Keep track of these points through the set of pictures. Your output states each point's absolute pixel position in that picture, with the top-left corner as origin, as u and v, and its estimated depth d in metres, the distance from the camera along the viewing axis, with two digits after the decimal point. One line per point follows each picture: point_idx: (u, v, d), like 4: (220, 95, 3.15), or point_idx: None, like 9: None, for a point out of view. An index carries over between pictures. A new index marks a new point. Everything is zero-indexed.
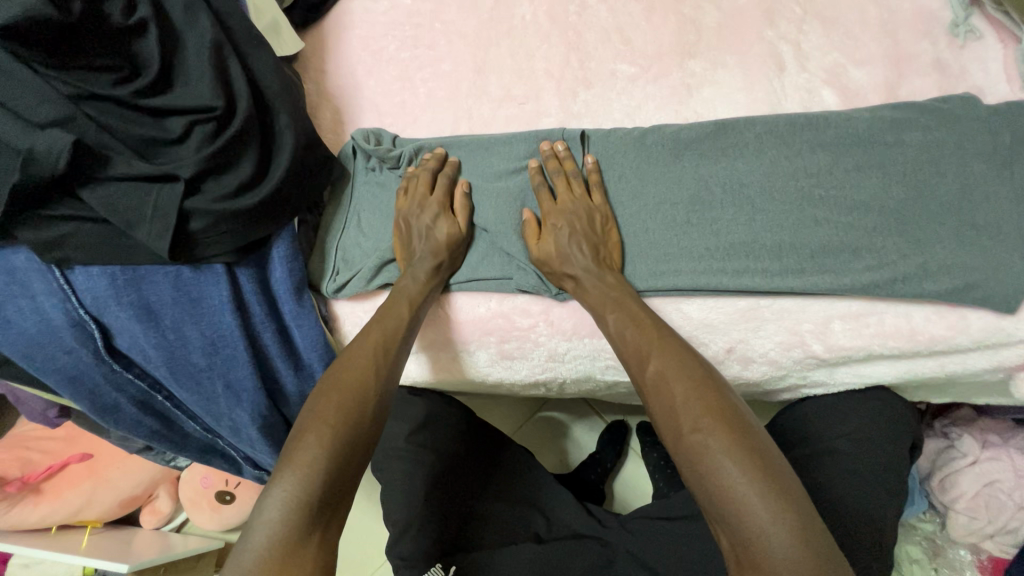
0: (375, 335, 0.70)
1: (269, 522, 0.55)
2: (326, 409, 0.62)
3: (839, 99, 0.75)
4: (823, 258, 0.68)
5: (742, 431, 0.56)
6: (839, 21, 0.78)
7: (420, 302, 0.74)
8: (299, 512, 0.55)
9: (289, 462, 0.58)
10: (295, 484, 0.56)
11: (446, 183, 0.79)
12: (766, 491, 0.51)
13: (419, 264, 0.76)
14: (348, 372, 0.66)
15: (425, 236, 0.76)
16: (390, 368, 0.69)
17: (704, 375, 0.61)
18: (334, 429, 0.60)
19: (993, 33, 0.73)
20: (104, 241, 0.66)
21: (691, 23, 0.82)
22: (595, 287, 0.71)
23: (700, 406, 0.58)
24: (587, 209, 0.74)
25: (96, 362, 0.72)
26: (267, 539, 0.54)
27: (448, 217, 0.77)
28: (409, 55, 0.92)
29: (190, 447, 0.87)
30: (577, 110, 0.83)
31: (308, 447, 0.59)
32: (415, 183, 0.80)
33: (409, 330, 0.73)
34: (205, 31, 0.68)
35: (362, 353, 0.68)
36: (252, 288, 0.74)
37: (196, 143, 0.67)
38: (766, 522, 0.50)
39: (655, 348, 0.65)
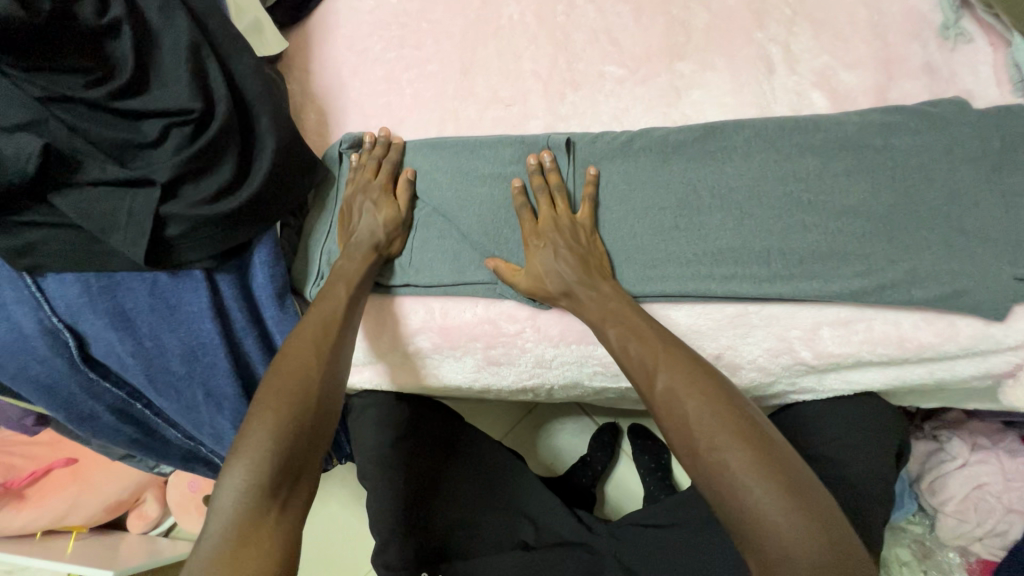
0: (314, 318, 0.69)
1: (221, 512, 0.53)
2: (268, 394, 0.61)
3: (829, 102, 0.74)
4: (811, 264, 0.67)
5: (760, 444, 0.54)
6: (829, 23, 0.77)
7: (359, 282, 0.73)
8: (251, 496, 0.53)
9: (236, 452, 0.56)
10: (242, 469, 0.55)
11: (390, 168, 0.81)
12: (790, 506, 0.50)
13: (357, 246, 0.76)
14: (293, 354, 0.65)
15: (365, 217, 0.78)
16: (334, 346, 0.67)
17: (718, 388, 0.58)
18: (278, 410, 0.59)
19: (983, 36, 0.72)
20: (77, 248, 0.65)
21: (680, 24, 0.81)
22: (593, 298, 0.68)
23: (720, 424, 0.55)
24: (574, 224, 0.73)
25: (71, 371, 0.70)
26: (221, 530, 0.52)
27: (388, 201, 0.79)
28: (395, 56, 0.91)
29: (172, 455, 0.85)
30: (564, 112, 0.81)
31: (255, 432, 0.57)
32: (360, 171, 0.81)
33: (349, 309, 0.71)
34: (181, 32, 0.66)
35: (301, 337, 0.67)
36: (233, 294, 0.73)
37: (172, 147, 0.66)
38: (797, 540, 0.48)
39: (664, 362, 0.61)
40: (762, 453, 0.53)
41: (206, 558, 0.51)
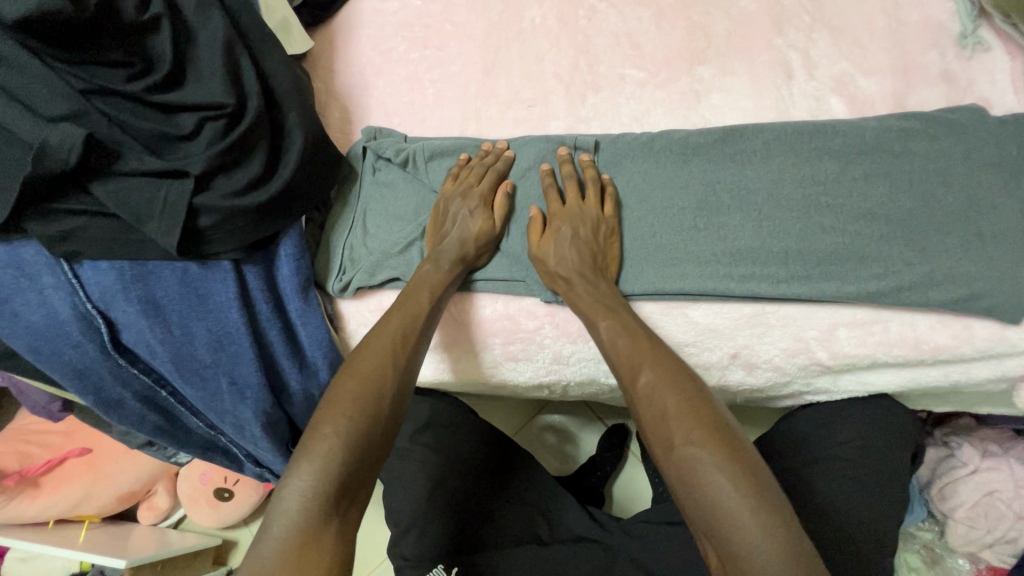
0: (393, 324, 0.69)
1: (287, 511, 0.55)
2: (342, 398, 0.62)
3: (846, 107, 0.75)
4: (829, 265, 0.68)
5: (732, 443, 0.55)
6: (848, 30, 0.78)
7: (443, 289, 0.74)
8: (317, 504, 0.56)
9: (304, 452, 0.58)
10: (310, 476, 0.57)
11: (494, 177, 0.79)
12: (756, 507, 0.51)
13: (443, 255, 0.75)
14: (366, 362, 0.66)
15: (458, 224, 0.77)
16: (408, 360, 0.68)
17: (748, 461, 0.54)
18: (350, 422, 0.60)
19: (1000, 45, 0.73)
20: (113, 236, 0.66)
21: (701, 30, 0.82)
22: (619, 344, 0.66)
23: (749, 511, 0.51)
24: (594, 215, 0.74)
25: (101, 357, 0.72)
26: (286, 532, 0.54)
27: (485, 212, 0.77)
28: (419, 56, 0.92)
29: (193, 443, 0.87)
30: (585, 113, 0.83)
31: (324, 436, 0.59)
32: (466, 174, 0.80)
33: (428, 320, 0.72)
34: (217, 29, 0.69)
35: (378, 344, 0.67)
36: (259, 285, 0.75)
37: (207, 140, 0.67)
38: (760, 541, 0.50)
39: (699, 430, 0.56)
40: (788, 544, 0.50)
41: (271, 556, 0.53)
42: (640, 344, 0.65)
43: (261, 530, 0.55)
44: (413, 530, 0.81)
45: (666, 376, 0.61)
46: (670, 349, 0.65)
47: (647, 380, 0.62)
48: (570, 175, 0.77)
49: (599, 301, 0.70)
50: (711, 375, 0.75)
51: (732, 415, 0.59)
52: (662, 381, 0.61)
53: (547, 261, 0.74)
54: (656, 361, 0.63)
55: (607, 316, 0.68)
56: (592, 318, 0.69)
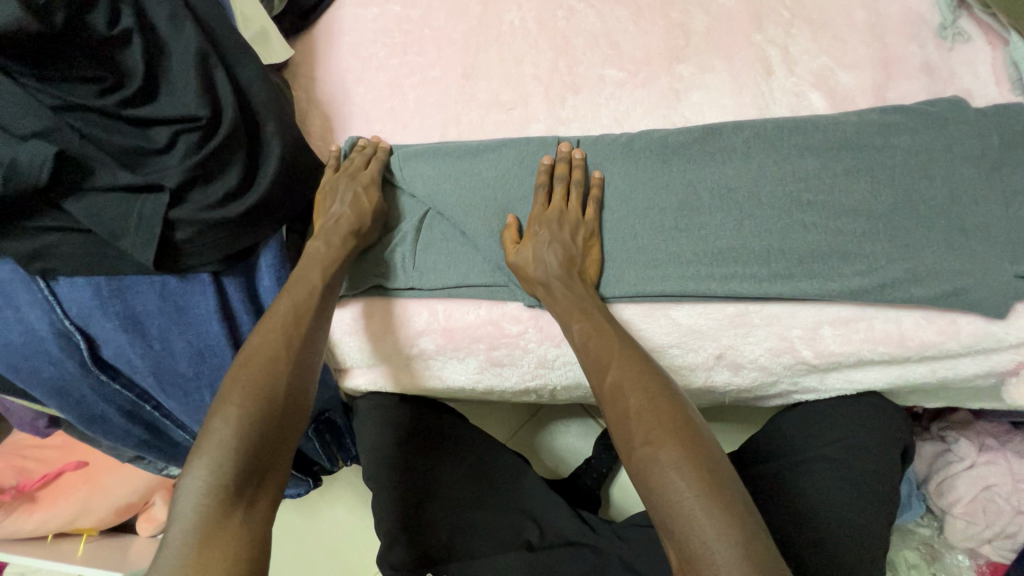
0: (279, 309, 0.68)
1: (185, 514, 0.52)
2: (231, 386, 0.60)
3: (827, 102, 0.74)
4: (812, 263, 0.67)
5: (690, 441, 0.55)
6: (827, 24, 0.77)
7: (332, 270, 0.74)
8: (215, 500, 0.53)
9: (197, 450, 0.56)
10: (207, 471, 0.54)
11: (377, 164, 0.82)
12: (711, 505, 0.51)
13: (335, 229, 0.76)
14: (260, 348, 0.64)
15: (346, 201, 0.78)
16: (302, 335, 0.67)
17: (705, 459, 0.54)
18: (243, 408, 0.58)
19: (981, 36, 0.73)
20: (89, 252, 0.66)
21: (679, 28, 0.82)
22: (585, 343, 0.66)
23: (702, 509, 0.50)
24: (575, 220, 0.73)
25: (83, 373, 0.71)
26: (188, 530, 0.51)
27: (371, 194, 0.80)
28: (398, 62, 0.92)
29: (181, 456, 0.87)
30: (565, 115, 0.82)
31: (218, 429, 0.56)
32: (348, 159, 0.83)
33: (323, 301, 0.71)
34: (189, 40, 0.68)
35: (269, 327, 0.66)
36: (240, 296, 0.75)
37: (181, 153, 0.67)
38: (713, 539, 0.49)
39: (658, 430, 0.56)
40: (741, 539, 0.49)
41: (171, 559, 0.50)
42: (609, 344, 0.65)
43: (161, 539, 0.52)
44: (400, 538, 0.80)
45: (632, 375, 0.61)
46: (635, 347, 0.65)
47: (615, 379, 0.62)
48: (551, 181, 0.76)
49: (573, 301, 0.69)
50: (696, 376, 0.74)
51: (695, 413, 0.59)
52: (625, 380, 0.61)
53: (525, 266, 0.72)
54: (620, 360, 0.63)
55: (579, 317, 0.68)
56: (567, 319, 0.68)
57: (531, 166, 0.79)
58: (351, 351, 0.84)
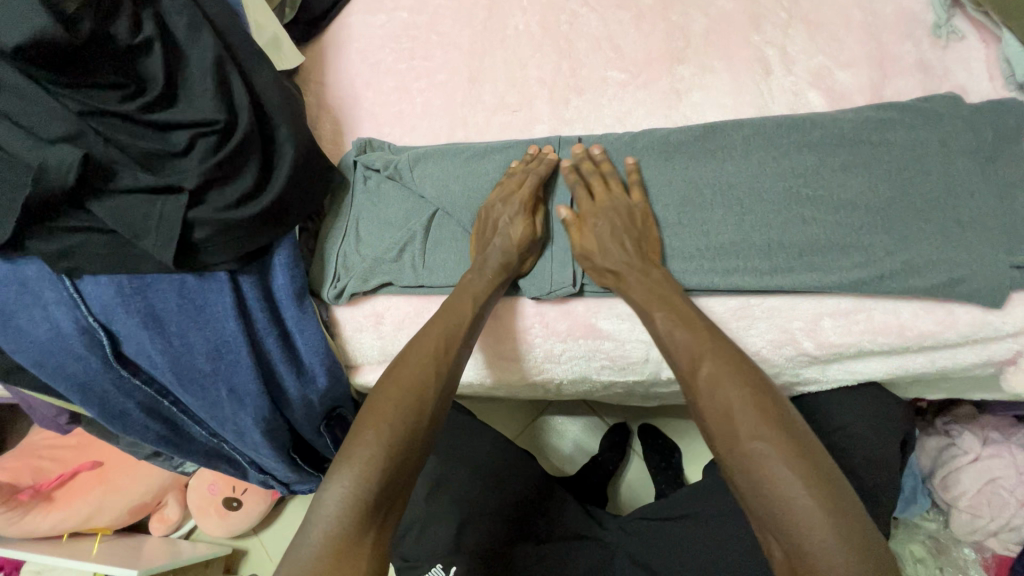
0: (438, 331, 0.70)
1: (327, 520, 0.56)
2: (383, 405, 0.63)
3: (824, 100, 0.76)
4: (812, 256, 0.69)
5: (796, 439, 0.56)
6: (823, 25, 0.79)
7: (484, 299, 0.73)
8: (355, 509, 0.56)
9: (344, 459, 0.59)
10: (354, 482, 0.57)
11: (535, 182, 0.76)
12: (826, 504, 0.52)
13: (489, 263, 0.74)
14: (408, 372, 0.66)
15: (501, 233, 0.75)
16: (450, 370, 0.68)
17: (813, 457, 0.55)
18: (393, 430, 0.61)
19: (974, 33, 0.74)
20: (112, 251, 0.69)
21: (679, 30, 0.84)
22: (679, 335, 0.65)
23: (818, 507, 0.52)
24: (626, 206, 0.74)
25: (105, 369, 0.74)
26: (326, 538, 0.55)
27: (526, 219, 0.76)
28: (406, 66, 0.95)
29: (197, 452, 0.89)
30: (569, 116, 0.85)
31: (366, 444, 0.59)
32: (511, 178, 0.78)
33: (472, 330, 0.71)
34: (206, 48, 0.71)
35: (421, 351, 0.68)
36: (255, 293, 0.77)
37: (199, 155, 0.70)
38: (829, 536, 0.51)
39: (765, 426, 0.57)
40: (852, 538, 0.51)
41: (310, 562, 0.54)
42: (701, 338, 0.64)
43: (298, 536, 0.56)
44: (412, 530, 0.85)
45: (730, 371, 0.61)
46: (727, 340, 0.65)
47: (710, 377, 0.61)
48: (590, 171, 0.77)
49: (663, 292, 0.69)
50: None
51: (793, 409, 0.60)
52: (723, 376, 0.61)
53: (591, 256, 0.73)
54: (717, 357, 0.62)
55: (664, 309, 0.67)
56: (648, 312, 0.67)
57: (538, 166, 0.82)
58: (362, 347, 0.87)
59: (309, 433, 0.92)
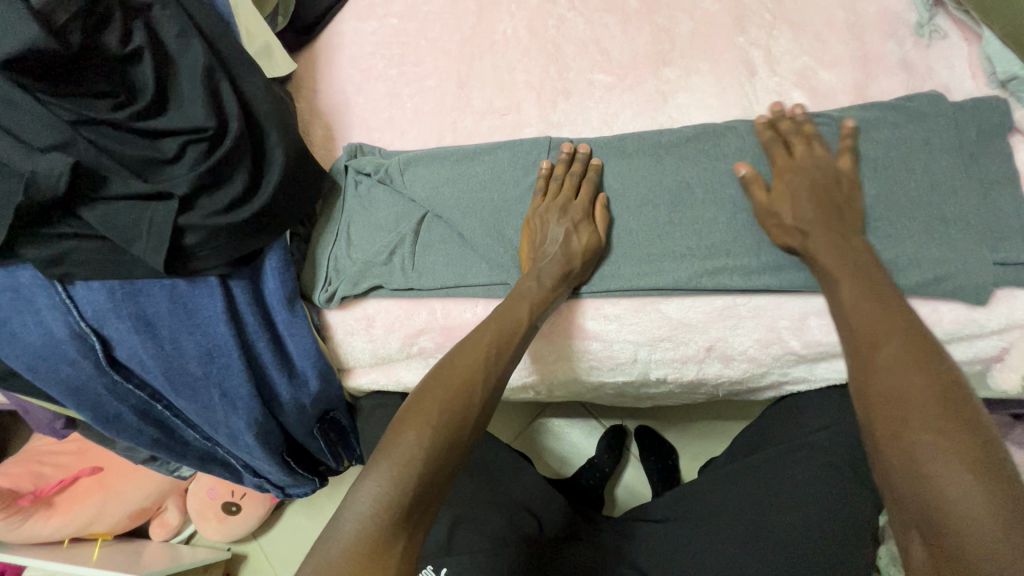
0: (490, 332, 0.67)
1: (359, 517, 0.53)
2: (429, 405, 0.60)
3: (808, 100, 0.76)
4: (798, 255, 0.69)
5: (985, 445, 0.46)
6: (808, 25, 0.80)
7: (541, 306, 0.71)
8: (389, 511, 0.53)
9: (382, 457, 0.57)
10: (390, 483, 0.55)
11: (591, 187, 0.76)
12: (1008, 524, 0.42)
13: (547, 270, 0.72)
14: (456, 370, 0.63)
15: (559, 239, 0.73)
16: (499, 377, 0.65)
17: (1004, 473, 0.44)
18: (435, 433, 0.58)
19: (957, 32, 0.75)
20: (102, 257, 0.70)
21: (665, 33, 0.84)
22: (873, 315, 0.57)
23: (996, 525, 0.42)
24: (832, 168, 0.68)
25: (98, 373, 0.75)
26: (357, 536, 0.52)
27: (588, 227, 0.74)
28: (397, 72, 0.96)
29: (191, 455, 0.90)
30: (557, 119, 0.85)
31: (406, 444, 0.57)
32: (557, 185, 0.77)
33: (524, 337, 0.69)
34: (196, 56, 0.72)
35: (471, 354, 0.65)
36: (246, 298, 0.78)
37: (190, 162, 0.71)
38: (1003, 559, 0.41)
39: (948, 420, 0.48)
40: None
41: (338, 560, 0.51)
42: (891, 315, 0.56)
43: (327, 531, 0.54)
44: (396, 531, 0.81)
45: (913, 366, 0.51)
46: (929, 331, 0.55)
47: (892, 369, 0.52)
48: (791, 133, 0.72)
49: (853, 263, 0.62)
50: (688, 369, 0.77)
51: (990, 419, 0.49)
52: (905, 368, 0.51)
53: (780, 222, 0.68)
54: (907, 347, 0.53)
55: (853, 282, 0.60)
56: (834, 276, 0.62)
57: (528, 168, 0.82)
58: (354, 351, 0.88)
59: (303, 436, 0.92)
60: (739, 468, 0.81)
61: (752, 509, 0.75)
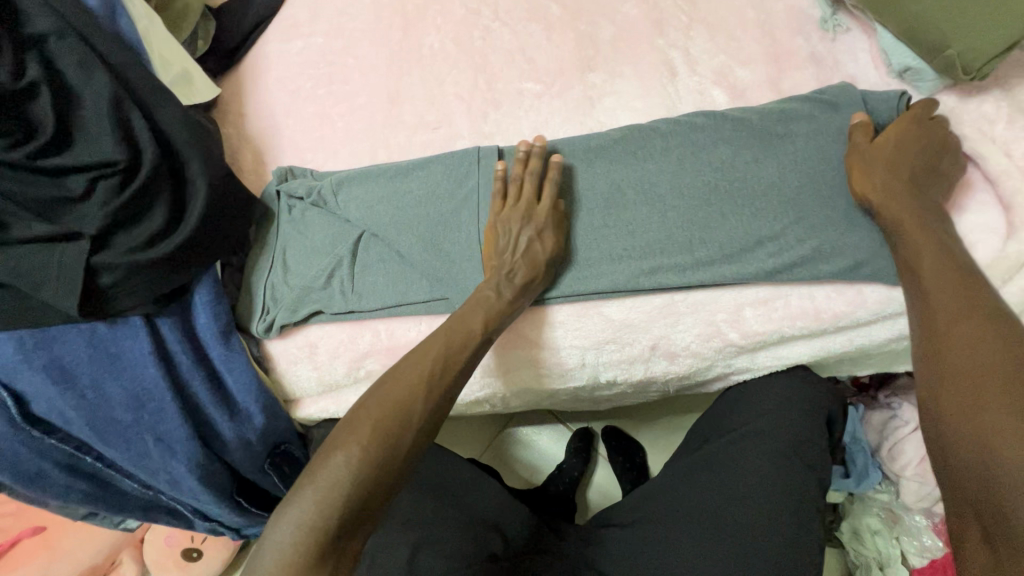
0: (434, 347, 0.65)
1: (281, 545, 0.52)
2: (362, 425, 0.58)
3: (728, 97, 0.79)
4: (729, 249, 0.70)
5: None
6: (722, 25, 0.82)
7: (496, 318, 0.69)
8: (315, 538, 0.52)
9: (309, 480, 0.55)
10: (314, 507, 0.53)
11: (553, 188, 0.74)
12: None
13: (512, 279, 0.70)
14: (397, 385, 0.61)
15: (524, 246, 0.72)
16: (444, 395, 0.63)
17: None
18: (363, 455, 0.56)
19: (858, 26, 0.79)
20: (10, 305, 0.66)
21: (588, 38, 0.86)
22: (933, 251, 0.61)
23: None
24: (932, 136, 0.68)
25: (13, 431, 0.72)
26: (278, 564, 0.51)
27: (551, 234, 0.73)
28: (325, 92, 0.94)
29: (132, 505, 0.85)
30: (488, 129, 0.85)
31: (336, 466, 0.55)
32: (515, 191, 0.75)
33: (474, 352, 0.67)
34: (101, 87, 0.68)
35: (414, 368, 0.63)
36: (176, 336, 0.75)
37: (100, 199, 0.67)
38: None
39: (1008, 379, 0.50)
40: None
41: None
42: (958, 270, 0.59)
43: (254, 559, 0.53)
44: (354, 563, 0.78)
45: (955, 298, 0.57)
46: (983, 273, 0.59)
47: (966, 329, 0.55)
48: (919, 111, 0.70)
49: (909, 224, 0.64)
50: (637, 369, 0.77)
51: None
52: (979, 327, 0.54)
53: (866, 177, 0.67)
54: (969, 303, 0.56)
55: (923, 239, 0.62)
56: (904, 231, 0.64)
57: (464, 178, 0.80)
58: (300, 380, 0.85)
59: (253, 474, 0.88)
60: (694, 463, 0.80)
61: (712, 502, 0.74)
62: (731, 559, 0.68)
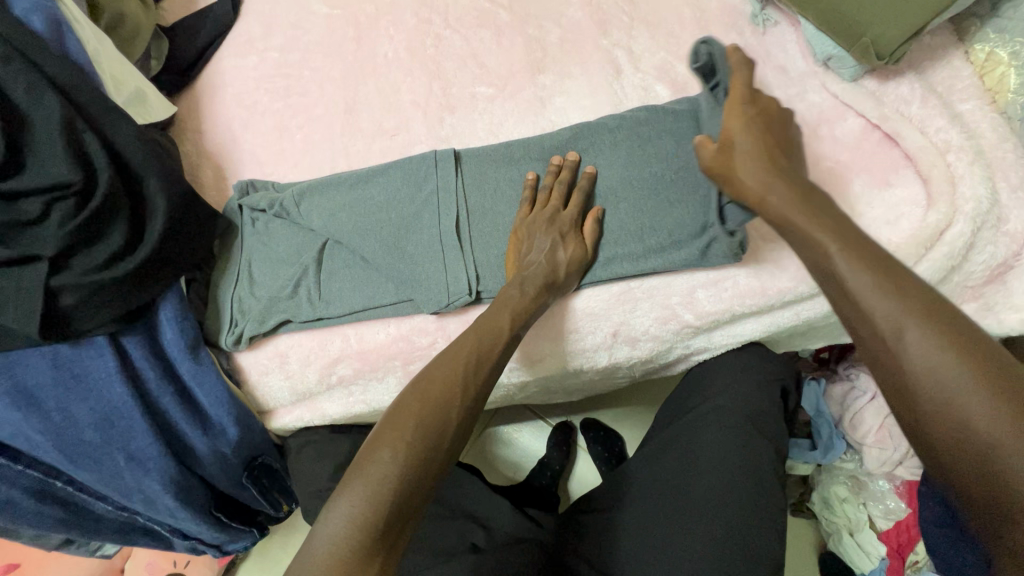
0: (469, 344, 0.65)
1: (332, 541, 0.51)
2: (405, 421, 0.58)
3: (670, 91, 0.83)
4: (679, 235, 0.74)
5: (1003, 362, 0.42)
6: (661, 24, 0.86)
7: (523, 315, 0.69)
8: (363, 534, 0.51)
9: (355, 476, 0.54)
10: (364, 503, 0.52)
11: (563, 190, 0.75)
12: None
13: (529, 280, 0.71)
14: (434, 381, 0.61)
15: (539, 249, 0.73)
16: (479, 391, 0.63)
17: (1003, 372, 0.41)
18: (411, 451, 0.56)
19: (786, 20, 0.84)
20: None
21: (537, 41, 0.89)
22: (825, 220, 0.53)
23: None
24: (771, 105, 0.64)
25: None
26: (329, 562, 0.50)
27: (574, 238, 0.74)
28: (282, 105, 0.95)
29: (107, 529, 0.84)
30: (445, 134, 0.87)
31: (382, 461, 0.55)
32: (547, 195, 0.76)
33: (506, 348, 0.67)
34: (52, 110, 0.68)
35: (449, 363, 0.63)
36: (142, 353, 0.75)
37: (56, 220, 0.67)
38: None
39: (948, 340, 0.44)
40: None
41: None
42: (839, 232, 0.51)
43: (301, 558, 0.52)
44: None
45: (896, 301, 0.46)
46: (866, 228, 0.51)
47: (913, 338, 0.44)
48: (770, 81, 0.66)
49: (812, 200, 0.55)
50: (601, 356, 0.80)
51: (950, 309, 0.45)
52: (932, 333, 0.44)
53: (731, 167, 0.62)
54: (906, 299, 0.45)
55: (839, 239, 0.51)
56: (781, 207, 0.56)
57: (422, 182, 0.82)
58: (272, 391, 0.85)
59: (231, 488, 0.88)
60: (660, 445, 0.83)
61: (680, 478, 0.77)
62: (700, 529, 0.71)
